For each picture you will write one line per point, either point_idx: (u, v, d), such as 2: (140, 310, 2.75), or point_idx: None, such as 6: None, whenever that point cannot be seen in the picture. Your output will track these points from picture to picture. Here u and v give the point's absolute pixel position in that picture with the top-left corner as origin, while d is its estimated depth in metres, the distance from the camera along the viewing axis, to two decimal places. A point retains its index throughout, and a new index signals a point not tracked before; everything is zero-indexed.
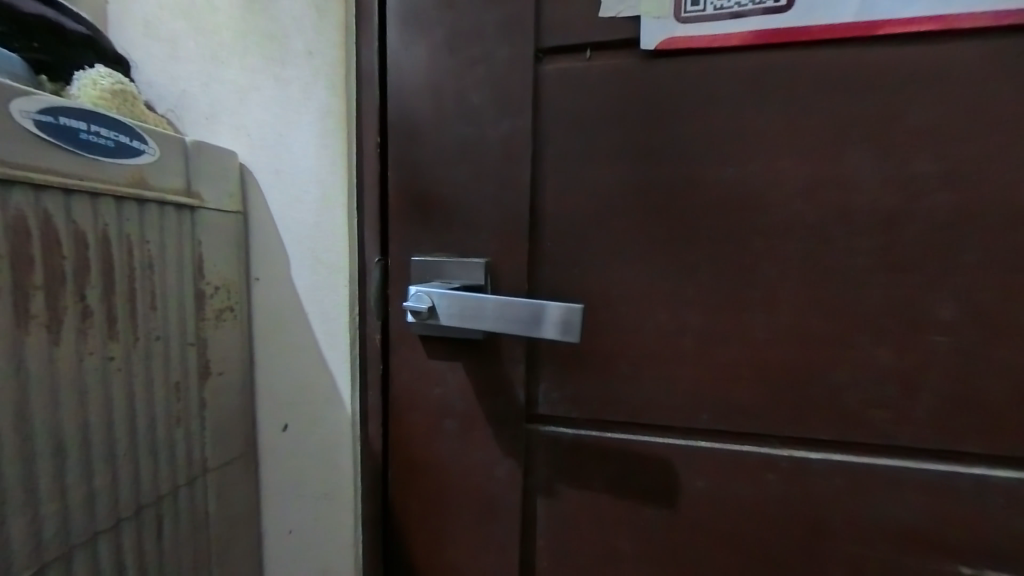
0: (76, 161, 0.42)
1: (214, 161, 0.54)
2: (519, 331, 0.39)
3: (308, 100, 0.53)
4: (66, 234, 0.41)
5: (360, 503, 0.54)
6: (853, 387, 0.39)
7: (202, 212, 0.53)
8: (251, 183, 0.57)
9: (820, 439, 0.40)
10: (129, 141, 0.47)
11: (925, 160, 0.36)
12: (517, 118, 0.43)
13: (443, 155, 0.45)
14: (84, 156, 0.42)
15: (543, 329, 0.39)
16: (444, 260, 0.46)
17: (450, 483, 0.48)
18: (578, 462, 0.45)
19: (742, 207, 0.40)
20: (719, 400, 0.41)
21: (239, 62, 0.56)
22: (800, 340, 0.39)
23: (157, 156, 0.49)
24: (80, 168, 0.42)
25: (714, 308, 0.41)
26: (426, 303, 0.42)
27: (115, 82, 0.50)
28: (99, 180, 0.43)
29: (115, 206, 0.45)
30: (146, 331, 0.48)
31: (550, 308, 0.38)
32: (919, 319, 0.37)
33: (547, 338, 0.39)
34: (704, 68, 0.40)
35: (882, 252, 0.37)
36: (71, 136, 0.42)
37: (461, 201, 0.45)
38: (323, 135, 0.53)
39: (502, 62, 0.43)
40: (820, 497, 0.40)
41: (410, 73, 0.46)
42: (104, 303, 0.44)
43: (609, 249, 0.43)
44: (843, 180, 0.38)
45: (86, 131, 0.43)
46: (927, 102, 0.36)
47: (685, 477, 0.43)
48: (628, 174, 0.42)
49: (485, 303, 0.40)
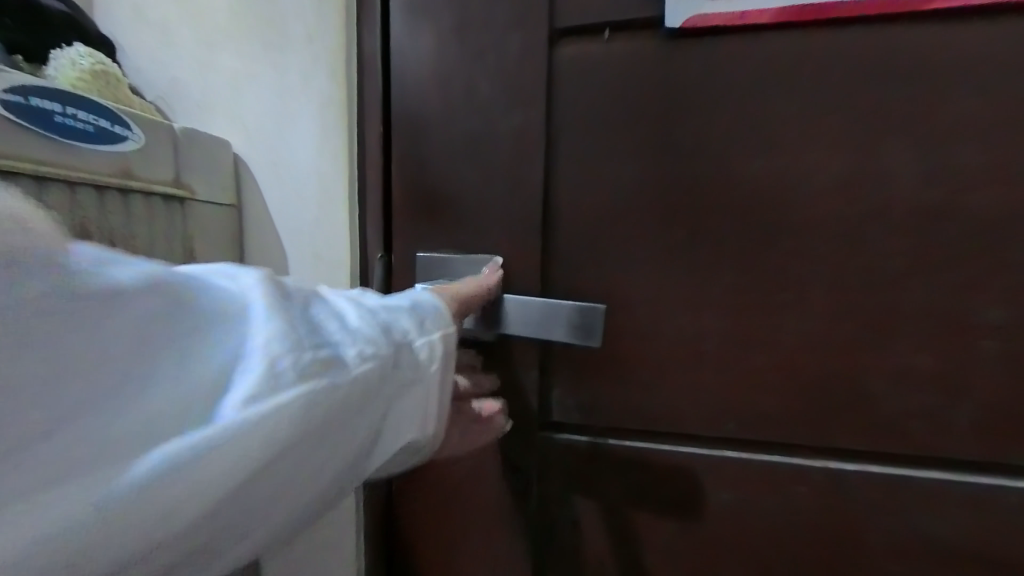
0: (39, 145, 0.37)
1: (204, 148, 0.47)
2: (534, 331, 0.39)
3: (306, 92, 0.46)
4: None
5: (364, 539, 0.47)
6: (892, 395, 0.36)
7: (191, 205, 0.47)
8: (247, 178, 0.50)
9: (856, 450, 0.37)
10: (110, 126, 0.41)
11: (971, 150, 0.34)
12: (530, 105, 0.40)
13: (450, 147, 0.42)
14: (53, 141, 0.37)
15: (555, 330, 0.39)
16: (452, 257, 0.43)
17: (455, 499, 0.44)
18: (593, 472, 0.42)
19: (773, 199, 0.37)
20: (746, 409, 0.39)
21: (237, 47, 0.49)
22: (835, 344, 0.37)
23: (141, 144, 0.43)
24: (47, 154, 0.37)
25: (742, 310, 0.38)
26: None
27: (96, 62, 0.42)
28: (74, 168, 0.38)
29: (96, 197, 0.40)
30: None
31: (563, 308, 0.38)
32: (965, 322, 0.34)
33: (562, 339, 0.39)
34: (731, 50, 0.37)
35: (923, 250, 0.35)
36: (42, 118, 0.37)
37: (469, 196, 0.42)
38: (322, 131, 0.46)
39: (515, 46, 0.40)
40: (855, 511, 0.37)
41: (414, 59, 0.42)
42: None
43: (629, 246, 0.40)
44: (883, 171, 0.35)
45: (61, 113, 0.38)
46: (972, 87, 0.33)
47: (708, 488, 0.40)
48: (648, 166, 0.39)
49: (502, 301, 0.40)
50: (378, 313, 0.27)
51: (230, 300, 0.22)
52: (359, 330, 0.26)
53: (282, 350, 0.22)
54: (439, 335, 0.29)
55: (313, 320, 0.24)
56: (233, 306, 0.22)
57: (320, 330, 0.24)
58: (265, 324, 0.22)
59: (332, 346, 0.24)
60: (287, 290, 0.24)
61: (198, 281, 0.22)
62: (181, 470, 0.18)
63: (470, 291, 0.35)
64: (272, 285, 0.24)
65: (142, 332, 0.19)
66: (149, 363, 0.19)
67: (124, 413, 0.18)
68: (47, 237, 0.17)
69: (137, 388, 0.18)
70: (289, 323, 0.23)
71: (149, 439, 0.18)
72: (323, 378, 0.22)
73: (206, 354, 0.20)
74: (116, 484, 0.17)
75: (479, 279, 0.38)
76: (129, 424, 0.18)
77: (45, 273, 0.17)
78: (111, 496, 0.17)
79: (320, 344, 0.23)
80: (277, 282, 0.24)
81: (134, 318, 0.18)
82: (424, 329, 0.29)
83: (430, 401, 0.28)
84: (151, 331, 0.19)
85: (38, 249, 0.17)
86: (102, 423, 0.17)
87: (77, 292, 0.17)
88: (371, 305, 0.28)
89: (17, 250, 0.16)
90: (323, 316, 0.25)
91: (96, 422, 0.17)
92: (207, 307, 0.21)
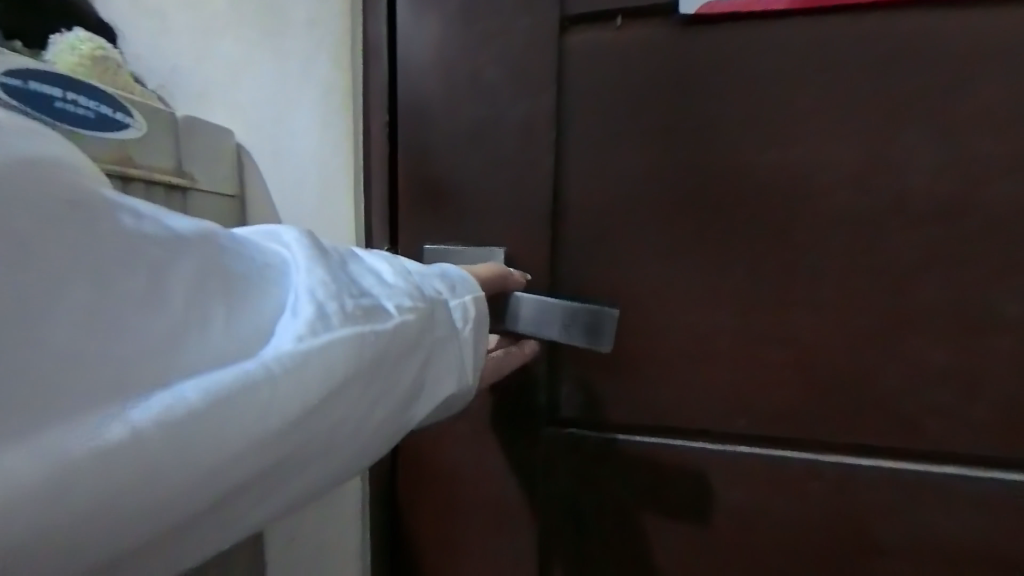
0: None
1: (207, 139, 0.43)
2: (546, 334, 0.35)
3: (307, 78, 0.44)
4: None
5: (368, 535, 0.46)
6: (909, 389, 0.36)
7: (195, 194, 0.42)
8: (249, 171, 0.46)
9: (871, 445, 0.37)
10: (110, 112, 0.36)
11: (990, 141, 0.34)
12: (539, 94, 0.40)
13: (457, 136, 0.42)
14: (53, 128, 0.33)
15: (571, 333, 0.35)
16: (459, 249, 0.42)
17: (465, 492, 0.44)
18: (602, 468, 0.41)
19: (789, 191, 0.37)
20: (759, 404, 0.38)
21: (235, 32, 0.45)
22: (852, 338, 0.37)
23: (143, 132, 0.38)
24: None
25: (757, 303, 0.38)
26: None
27: (96, 47, 0.39)
28: None
29: None
30: None
31: (581, 310, 0.35)
32: (984, 315, 0.34)
33: (575, 343, 0.35)
34: (746, 37, 0.37)
35: (942, 243, 0.35)
36: (39, 103, 0.33)
37: (477, 187, 0.42)
38: (324, 117, 0.44)
39: (524, 33, 0.40)
40: (869, 506, 0.37)
41: (420, 47, 0.42)
42: None
43: (641, 238, 0.39)
44: (901, 162, 0.35)
45: (62, 99, 0.34)
46: (990, 78, 0.33)
47: (721, 484, 0.39)
48: (660, 156, 0.38)
49: (513, 298, 0.35)
50: (414, 273, 0.27)
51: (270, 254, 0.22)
52: (398, 280, 0.25)
53: (322, 294, 0.21)
54: (472, 300, 0.28)
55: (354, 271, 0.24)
56: (271, 259, 0.22)
57: (360, 279, 0.23)
58: (302, 273, 0.22)
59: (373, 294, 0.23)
60: (326, 244, 0.24)
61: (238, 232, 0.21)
62: (229, 405, 0.17)
63: (484, 278, 0.33)
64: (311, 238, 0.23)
65: (180, 270, 0.18)
66: (190, 299, 0.18)
67: (160, 345, 0.17)
68: (78, 173, 0.17)
69: (178, 321, 0.17)
70: (327, 273, 0.22)
71: (192, 377, 0.17)
72: (367, 326, 0.21)
73: (247, 297, 0.19)
74: (161, 417, 0.16)
75: (494, 267, 0.34)
76: (172, 358, 0.17)
77: (68, 201, 0.16)
78: (153, 423, 0.16)
79: (361, 292, 0.23)
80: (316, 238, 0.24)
81: (172, 255, 0.18)
82: (455, 291, 0.28)
83: (464, 361, 0.27)
84: (190, 269, 0.18)
85: (66, 183, 0.16)
86: (137, 355, 0.16)
87: (100, 225, 0.17)
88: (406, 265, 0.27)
89: (21, 176, 0.16)
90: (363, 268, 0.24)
91: (132, 351, 0.16)
92: (247, 253, 0.21)
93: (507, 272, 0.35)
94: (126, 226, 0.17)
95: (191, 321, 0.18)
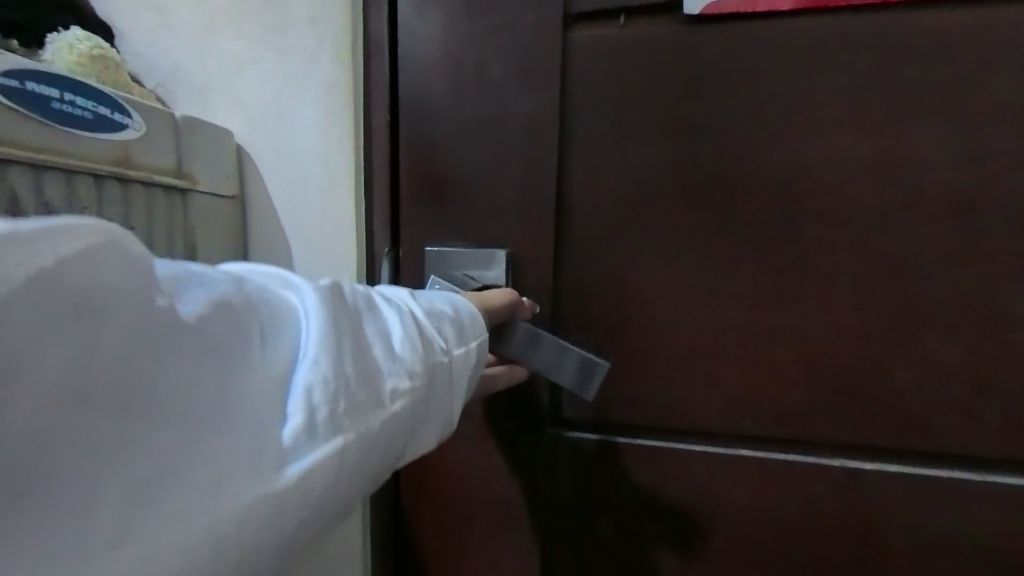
0: (43, 136, 0.32)
1: (208, 140, 0.43)
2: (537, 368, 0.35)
3: (310, 75, 0.43)
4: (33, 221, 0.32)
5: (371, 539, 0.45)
6: (917, 389, 0.35)
7: (195, 196, 0.42)
8: (251, 171, 0.46)
9: (876, 447, 0.37)
10: (107, 112, 0.36)
11: (1001, 138, 0.33)
12: (543, 91, 0.39)
13: (459, 134, 0.41)
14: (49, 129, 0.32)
15: (562, 374, 0.35)
16: (460, 249, 0.41)
17: (467, 496, 0.43)
18: (606, 470, 0.41)
19: (796, 190, 0.36)
20: (765, 404, 0.38)
21: (235, 28, 0.45)
22: (859, 338, 0.36)
23: (142, 132, 0.38)
24: (45, 142, 0.32)
25: (762, 302, 0.37)
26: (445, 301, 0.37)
27: (95, 46, 0.38)
28: (54, 152, 0.33)
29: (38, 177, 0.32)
30: None
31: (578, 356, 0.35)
32: (995, 314, 0.34)
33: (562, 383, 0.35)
34: (753, 34, 0.36)
35: (951, 241, 0.34)
36: (35, 104, 0.32)
37: (480, 186, 0.41)
38: (326, 113, 0.43)
39: (528, 29, 0.39)
40: (876, 507, 0.37)
41: (422, 44, 0.41)
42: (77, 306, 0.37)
43: (645, 238, 0.39)
44: (910, 160, 0.35)
45: (59, 99, 0.33)
46: (1001, 74, 0.33)
47: (727, 485, 0.39)
48: (665, 154, 0.38)
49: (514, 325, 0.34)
50: (422, 331, 0.24)
51: (277, 322, 0.18)
52: (409, 343, 0.23)
53: (325, 395, 0.18)
54: (475, 347, 0.27)
55: (362, 346, 0.20)
56: (280, 332, 0.18)
57: (366, 358, 0.20)
58: (303, 360, 0.18)
59: (372, 380, 0.20)
60: (340, 306, 0.20)
61: (245, 296, 0.17)
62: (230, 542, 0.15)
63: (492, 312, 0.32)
64: (323, 300, 0.20)
65: (180, 376, 0.14)
66: (187, 415, 0.14)
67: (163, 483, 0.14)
68: (93, 250, 0.13)
69: (173, 448, 0.14)
70: (335, 360, 0.19)
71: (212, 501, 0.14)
72: (373, 419, 0.20)
73: (263, 395, 0.16)
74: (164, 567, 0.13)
75: (502, 292, 0.34)
76: (190, 486, 0.14)
77: (70, 315, 0.12)
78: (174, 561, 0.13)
79: (363, 381, 0.20)
80: (329, 297, 0.20)
81: (168, 360, 0.14)
82: (460, 338, 0.26)
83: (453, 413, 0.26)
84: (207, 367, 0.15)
85: (76, 277, 0.13)
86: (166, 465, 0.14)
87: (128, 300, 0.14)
88: (415, 316, 0.24)
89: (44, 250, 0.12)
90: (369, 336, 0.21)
91: (121, 498, 0.13)
92: (251, 335, 0.17)
93: (514, 299, 0.35)
94: (130, 328, 0.14)
95: (189, 442, 0.14)
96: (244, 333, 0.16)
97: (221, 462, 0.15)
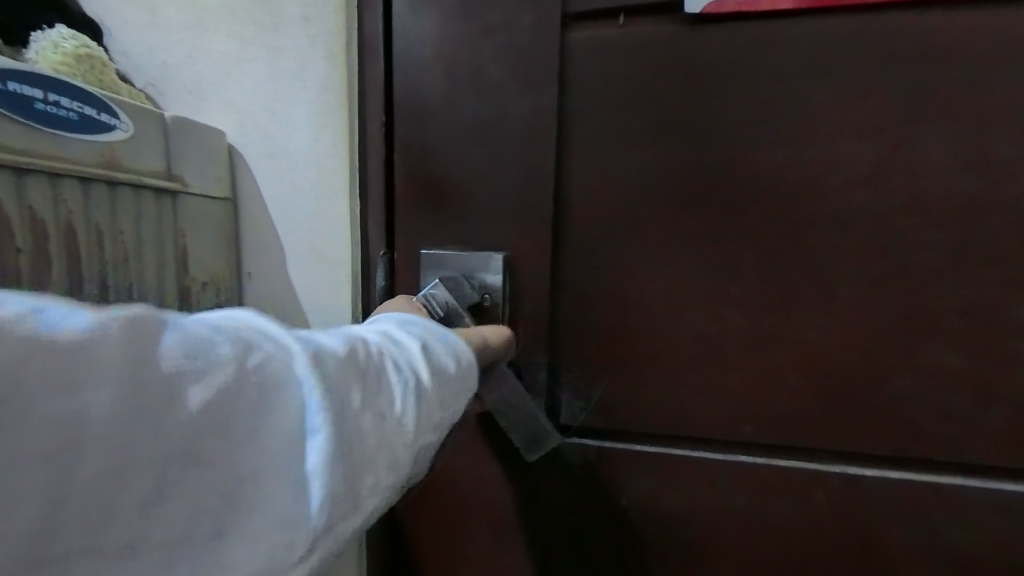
0: (26, 138, 0.31)
1: (197, 141, 0.42)
2: None
3: (302, 76, 0.42)
4: (19, 223, 0.31)
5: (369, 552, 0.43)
6: (919, 396, 0.35)
7: (186, 198, 0.41)
8: (242, 171, 0.45)
9: (876, 454, 0.36)
10: (95, 114, 0.35)
11: (1005, 143, 0.33)
12: (540, 92, 0.39)
13: (455, 134, 0.40)
14: (33, 131, 0.32)
15: None
16: (456, 253, 0.41)
17: (464, 509, 0.42)
18: (603, 477, 0.40)
19: (797, 197, 0.36)
20: (764, 411, 0.37)
21: (227, 28, 0.44)
22: (858, 345, 0.36)
23: (130, 134, 0.37)
24: (28, 144, 0.32)
25: (760, 309, 0.37)
26: (439, 310, 0.35)
27: (80, 45, 0.38)
28: (38, 154, 0.32)
29: (20, 177, 0.31)
30: None
31: None
32: (997, 321, 0.34)
33: None
34: (755, 35, 0.35)
35: (954, 247, 0.34)
36: (17, 105, 0.31)
37: (474, 190, 0.40)
38: (320, 114, 0.42)
39: (525, 30, 0.38)
40: (875, 516, 0.36)
41: (417, 44, 0.40)
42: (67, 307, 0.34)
43: (643, 242, 0.38)
44: (913, 165, 0.34)
45: (42, 100, 0.32)
46: (1006, 77, 0.32)
47: (725, 493, 0.38)
48: (661, 157, 0.37)
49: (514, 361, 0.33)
50: (422, 400, 0.22)
51: (255, 408, 0.18)
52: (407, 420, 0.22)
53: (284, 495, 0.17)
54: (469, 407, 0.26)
55: (353, 433, 0.19)
56: (243, 423, 0.17)
57: (356, 443, 0.19)
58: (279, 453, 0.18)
59: (356, 468, 0.19)
60: (335, 385, 0.19)
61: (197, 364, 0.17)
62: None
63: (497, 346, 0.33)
64: (315, 386, 0.19)
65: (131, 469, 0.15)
66: (136, 500, 0.15)
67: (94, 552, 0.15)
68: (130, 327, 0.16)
69: (113, 534, 0.15)
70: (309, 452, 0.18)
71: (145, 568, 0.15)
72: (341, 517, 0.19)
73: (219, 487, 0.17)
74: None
75: (498, 328, 0.35)
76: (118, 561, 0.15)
77: (48, 406, 0.14)
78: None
79: (341, 472, 0.19)
80: (322, 377, 0.19)
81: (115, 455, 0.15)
82: (462, 400, 0.25)
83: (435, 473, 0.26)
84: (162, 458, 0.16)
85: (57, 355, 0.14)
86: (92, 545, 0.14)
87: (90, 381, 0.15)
88: (418, 379, 0.23)
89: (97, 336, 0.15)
90: (362, 415, 0.20)
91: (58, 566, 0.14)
92: (215, 429, 0.17)
93: (507, 339, 0.35)
94: (3, 403, 0.13)
95: (120, 534, 0.15)
96: (173, 407, 0.16)
97: (153, 543, 0.15)
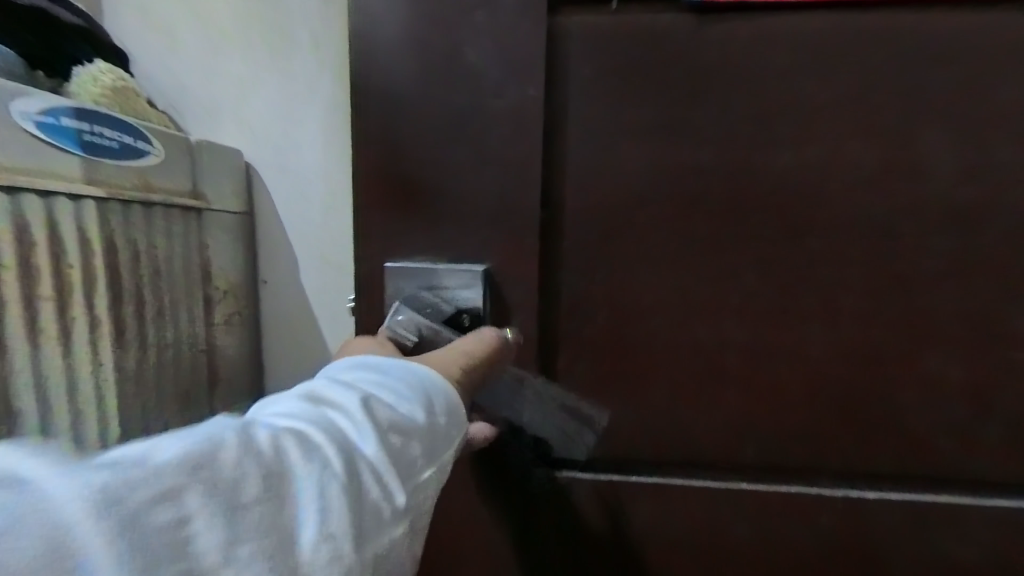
0: (75, 164, 0.35)
1: (220, 159, 0.45)
2: None
3: (313, 93, 0.46)
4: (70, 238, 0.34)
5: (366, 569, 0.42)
6: (920, 412, 0.36)
7: (208, 214, 0.44)
8: (258, 187, 0.48)
9: (880, 472, 0.37)
10: (132, 142, 0.39)
11: (999, 143, 0.34)
12: (526, 81, 0.36)
13: (433, 134, 0.37)
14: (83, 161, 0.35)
15: None
16: (433, 267, 0.38)
17: (449, 526, 0.40)
18: (600, 508, 0.39)
19: (794, 202, 0.36)
20: (768, 428, 0.37)
21: (242, 51, 0.47)
22: (855, 359, 0.36)
23: (161, 157, 0.41)
24: (82, 171, 0.35)
25: (760, 320, 0.37)
26: (412, 336, 0.34)
27: (116, 78, 0.41)
28: (90, 179, 0.36)
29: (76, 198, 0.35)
30: (157, 344, 0.40)
31: None
32: (994, 330, 0.35)
33: None
34: (755, 30, 0.35)
35: (954, 253, 0.35)
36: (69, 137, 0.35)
37: (455, 194, 0.37)
38: (326, 129, 0.46)
39: (507, 13, 0.35)
40: (879, 535, 0.37)
41: (392, 27, 0.36)
42: (113, 317, 0.37)
43: (643, 248, 0.37)
44: (914, 167, 0.34)
45: (89, 132, 0.36)
46: (998, 76, 0.33)
47: (728, 520, 0.38)
48: (654, 157, 0.37)
49: None
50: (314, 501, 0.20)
51: None
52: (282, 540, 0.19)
53: None
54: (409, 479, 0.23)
55: None
56: None
57: None
58: None
59: None
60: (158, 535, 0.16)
61: None
62: None
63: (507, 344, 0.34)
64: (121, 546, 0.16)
65: None
66: None
67: None
68: None
69: None
70: None
71: None
72: None
73: None
74: None
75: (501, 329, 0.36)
76: None
77: None
78: None
79: None
80: (139, 532, 0.16)
81: None
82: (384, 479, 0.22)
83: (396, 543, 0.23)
84: None
85: None
86: None
87: None
88: (327, 474, 0.21)
89: None
90: (241, 547, 0.18)
91: None
92: None
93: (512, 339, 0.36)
94: None
95: None
96: None
97: None
